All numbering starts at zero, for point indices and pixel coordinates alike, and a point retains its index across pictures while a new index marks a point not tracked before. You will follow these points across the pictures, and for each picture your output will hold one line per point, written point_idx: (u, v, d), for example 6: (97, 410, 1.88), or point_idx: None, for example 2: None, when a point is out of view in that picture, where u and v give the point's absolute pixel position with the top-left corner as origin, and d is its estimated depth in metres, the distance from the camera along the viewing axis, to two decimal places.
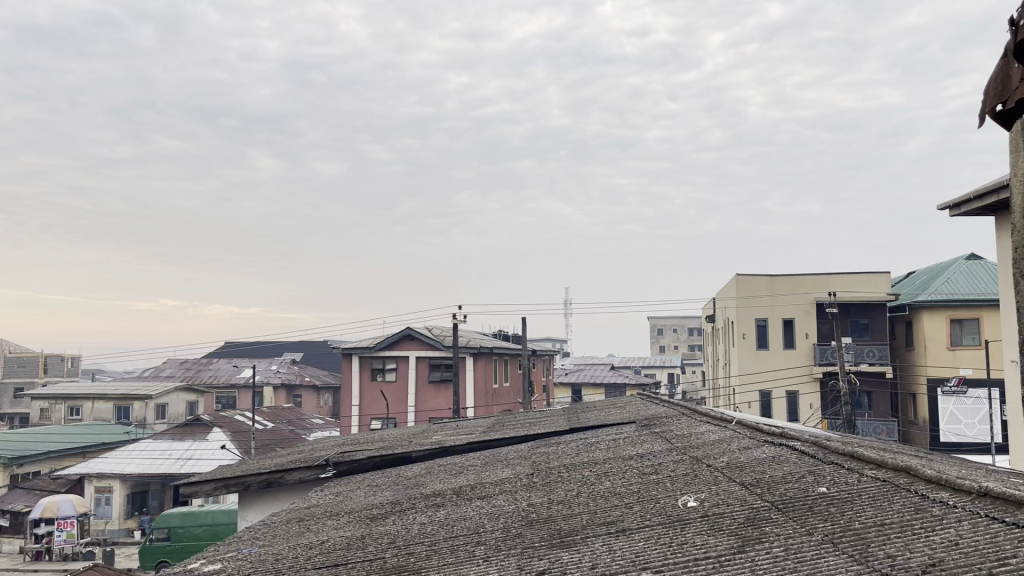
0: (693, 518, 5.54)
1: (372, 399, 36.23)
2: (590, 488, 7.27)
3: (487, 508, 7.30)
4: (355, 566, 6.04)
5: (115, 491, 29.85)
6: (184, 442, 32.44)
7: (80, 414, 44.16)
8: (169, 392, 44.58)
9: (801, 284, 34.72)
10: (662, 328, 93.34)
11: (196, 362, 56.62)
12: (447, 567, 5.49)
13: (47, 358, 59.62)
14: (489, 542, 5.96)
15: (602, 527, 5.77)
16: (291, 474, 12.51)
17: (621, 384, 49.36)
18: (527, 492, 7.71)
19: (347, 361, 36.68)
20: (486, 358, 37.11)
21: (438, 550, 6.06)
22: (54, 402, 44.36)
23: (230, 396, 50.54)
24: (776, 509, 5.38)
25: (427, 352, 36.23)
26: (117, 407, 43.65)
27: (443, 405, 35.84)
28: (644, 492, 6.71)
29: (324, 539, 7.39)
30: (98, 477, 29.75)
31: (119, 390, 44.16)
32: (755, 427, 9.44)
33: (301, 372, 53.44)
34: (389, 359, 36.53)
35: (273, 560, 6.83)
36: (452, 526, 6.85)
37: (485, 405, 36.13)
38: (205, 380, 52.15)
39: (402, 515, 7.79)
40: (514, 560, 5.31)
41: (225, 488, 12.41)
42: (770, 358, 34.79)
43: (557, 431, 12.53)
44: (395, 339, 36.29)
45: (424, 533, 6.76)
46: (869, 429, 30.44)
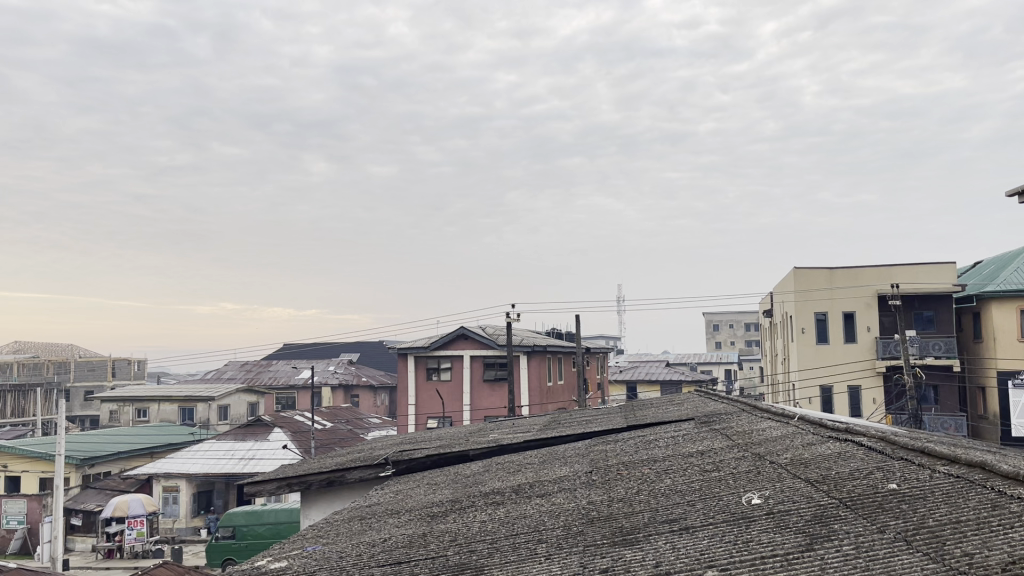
0: (758, 515, 5.46)
1: (428, 398, 36.56)
2: (651, 486, 7.22)
3: (548, 506, 7.30)
4: (418, 564, 6.10)
5: (182, 490, 30.69)
6: (246, 442, 33.18)
7: (147, 416, 45.53)
8: (232, 393, 45.69)
9: (862, 275, 33.93)
10: (717, 323, 92.47)
11: (256, 363, 57.95)
12: (511, 565, 5.49)
13: (115, 362, 61.83)
14: (551, 540, 5.96)
15: (665, 526, 5.69)
16: (352, 473, 12.69)
17: (677, 380, 48.87)
18: (588, 490, 7.66)
19: (403, 361, 37.04)
20: (540, 356, 37.12)
21: (500, 548, 6.07)
22: (122, 405, 45.79)
23: (289, 397, 51.49)
24: (844, 506, 5.27)
25: (481, 352, 36.40)
26: (182, 408, 44.90)
27: (499, 403, 35.99)
28: (706, 489, 6.65)
29: (387, 536, 7.50)
30: (166, 477, 30.64)
31: (183, 392, 45.45)
32: (819, 423, 9.23)
33: (358, 373, 54.20)
34: (444, 359, 36.79)
35: (338, 557, 6.96)
36: (512, 524, 6.85)
37: (539, 403, 36.17)
38: (265, 381, 53.30)
39: (464, 513, 7.87)
40: (579, 558, 5.29)
41: (288, 487, 12.62)
42: (830, 352, 34.08)
43: (614, 429, 12.45)
44: (449, 338, 36.48)
45: (486, 531, 6.78)
46: (936, 424, 29.66)
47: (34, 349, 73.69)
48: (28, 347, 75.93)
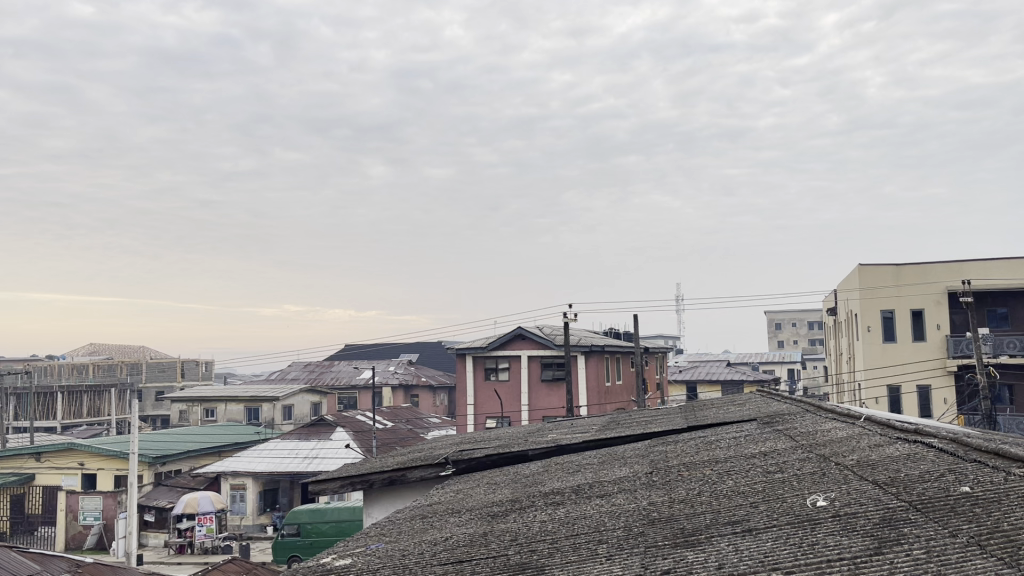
0: (824, 517, 5.37)
1: (486, 398, 36.77)
2: (713, 487, 7.14)
3: (608, 507, 7.27)
4: (479, 563, 6.15)
5: (248, 488, 31.47)
6: (310, 441, 33.87)
7: (215, 415, 46.82)
8: (295, 393, 46.68)
9: (931, 272, 32.86)
10: (780, 322, 90.84)
11: (318, 363, 59.04)
12: (572, 565, 5.50)
13: (184, 364, 63.73)
14: (611, 541, 5.94)
15: (728, 527, 5.64)
16: (413, 472, 12.85)
17: (738, 380, 48.13)
18: (648, 491, 7.63)
19: (462, 361, 37.27)
20: (598, 356, 36.99)
21: (561, 547, 6.09)
22: (191, 405, 47.21)
23: (351, 397, 52.35)
24: (914, 509, 5.14)
25: (539, 351, 36.42)
26: (248, 408, 46.03)
27: (556, 403, 35.96)
28: (769, 491, 6.55)
29: (448, 535, 7.59)
30: (234, 475, 31.47)
31: (249, 392, 46.59)
32: (887, 424, 9.00)
33: (418, 373, 54.80)
34: (501, 359, 36.93)
35: (401, 555, 7.06)
36: (572, 524, 6.86)
37: (598, 403, 36.04)
38: (327, 381, 54.28)
39: (524, 512, 7.89)
40: (639, 558, 5.29)
41: (352, 485, 12.85)
42: (898, 351, 33.26)
43: (674, 429, 12.37)
44: (507, 338, 36.57)
45: (546, 531, 6.80)
46: (1011, 425, 28.65)
47: (108, 351, 76.35)
48: (103, 349, 78.75)
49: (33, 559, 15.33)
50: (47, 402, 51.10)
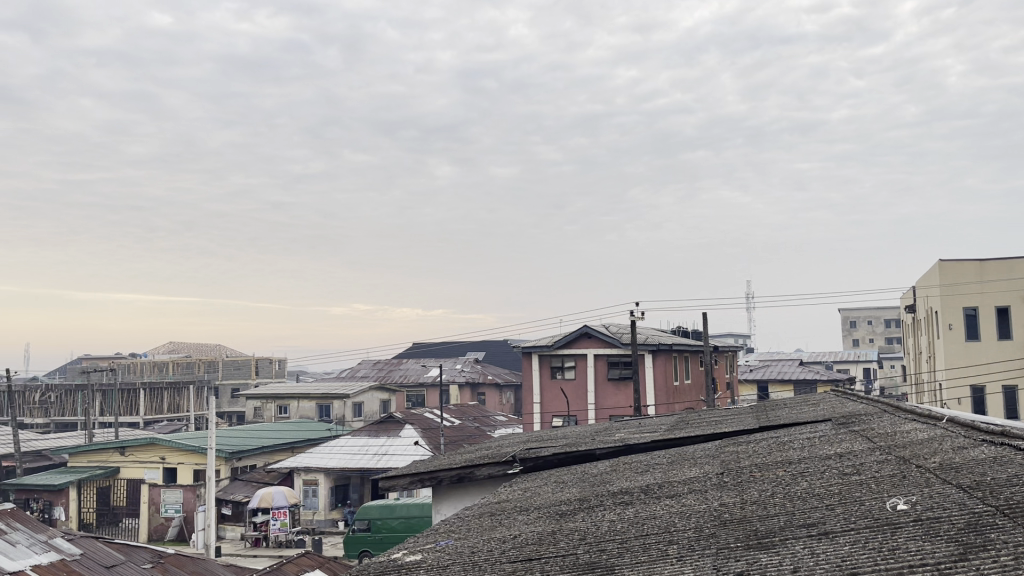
0: (904, 521, 5.19)
1: (553, 397, 36.74)
2: (787, 489, 6.99)
3: (678, 507, 7.18)
4: (548, 561, 6.14)
5: (320, 483, 32.12)
6: (379, 438, 34.42)
7: (288, 412, 47.97)
8: (365, 390, 47.55)
9: (1017, 267, 31.50)
10: (855, 320, 88.29)
11: (387, 361, 59.95)
12: (642, 565, 5.45)
13: (259, 362, 65.49)
14: (682, 541, 5.87)
15: (803, 530, 5.51)
16: (481, 470, 12.88)
17: (811, 380, 46.99)
18: (719, 492, 7.51)
19: (528, 359, 37.33)
20: (666, 355, 36.60)
21: (631, 547, 6.05)
22: (265, 402, 48.50)
23: (419, 394, 52.93)
24: (1001, 514, 4.93)
25: (605, 350, 36.21)
26: (319, 405, 47.05)
27: (624, 402, 35.70)
28: (846, 493, 6.38)
29: (516, 532, 7.60)
30: (306, 470, 32.17)
31: (321, 389, 47.61)
32: (970, 425, 8.66)
33: (484, 371, 55.13)
34: (568, 358, 36.84)
35: (470, 552, 7.10)
36: (641, 524, 6.80)
37: (666, 403, 35.67)
38: (396, 379, 55.08)
39: (592, 512, 7.86)
40: (710, 559, 5.22)
41: (420, 481, 13.01)
42: (981, 349, 32.00)
43: (745, 429, 12.15)
44: (573, 337, 36.46)
45: (615, 530, 6.76)
46: None
47: (187, 349, 78.97)
48: (182, 347, 81.48)
49: (118, 549, 15.96)
50: (130, 398, 53.18)
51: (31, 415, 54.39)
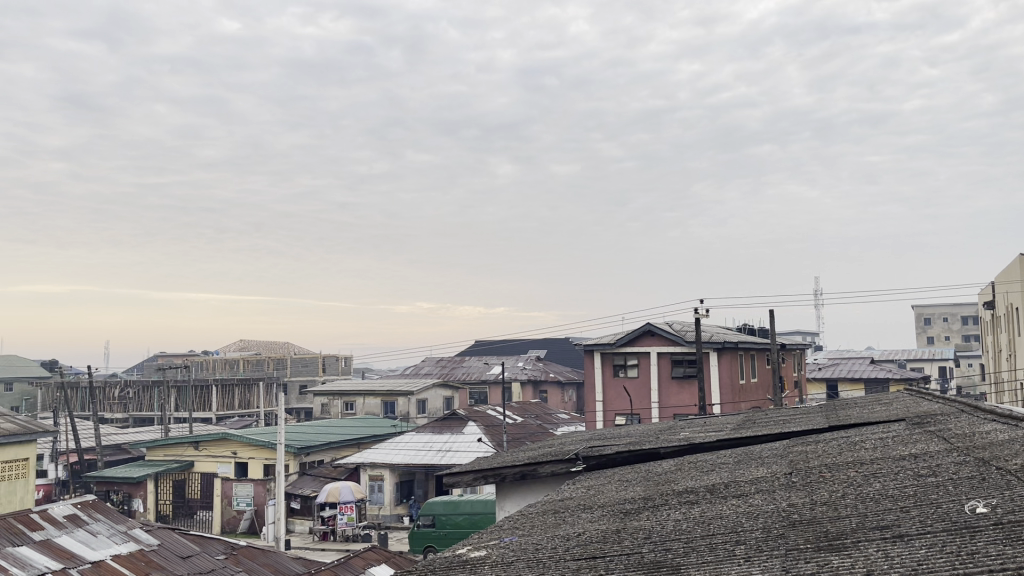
0: (984, 524, 5.02)
1: (616, 395, 36.53)
2: (859, 489, 6.82)
3: (744, 508, 7.07)
4: (613, 559, 6.14)
5: (386, 479, 32.59)
6: (443, 435, 34.77)
7: (354, 409, 48.80)
8: (428, 388, 48.18)
9: None
10: (929, 317, 85.36)
11: (451, 359, 60.45)
12: (708, 565, 5.40)
13: (325, 359, 66.81)
14: (750, 542, 5.79)
15: (876, 532, 5.37)
16: (544, 467, 12.87)
17: (883, 379, 45.67)
18: (787, 492, 7.36)
19: (590, 357, 37.18)
20: (732, 353, 36.00)
21: (696, 546, 6.00)
22: (332, 398, 49.50)
23: (482, 391, 53.29)
24: None
25: (669, 348, 35.77)
26: (384, 402, 47.75)
27: (688, 401, 35.24)
28: (921, 494, 6.20)
29: (580, 531, 7.59)
30: (372, 466, 32.71)
31: (386, 386, 48.31)
32: None
33: (546, 368, 55.11)
34: (630, 356, 36.60)
35: (534, 549, 7.12)
36: (708, 524, 6.71)
37: (732, 402, 35.08)
38: (459, 376, 55.54)
39: (657, 511, 7.79)
40: (780, 561, 5.13)
41: (483, 478, 13.13)
42: None
43: (815, 429, 11.85)
44: (636, 334, 36.12)
45: (680, 530, 6.71)
46: None
47: (257, 347, 81.04)
48: (253, 344, 83.70)
49: (194, 540, 16.48)
50: (204, 394, 54.87)
51: (111, 410, 56.61)
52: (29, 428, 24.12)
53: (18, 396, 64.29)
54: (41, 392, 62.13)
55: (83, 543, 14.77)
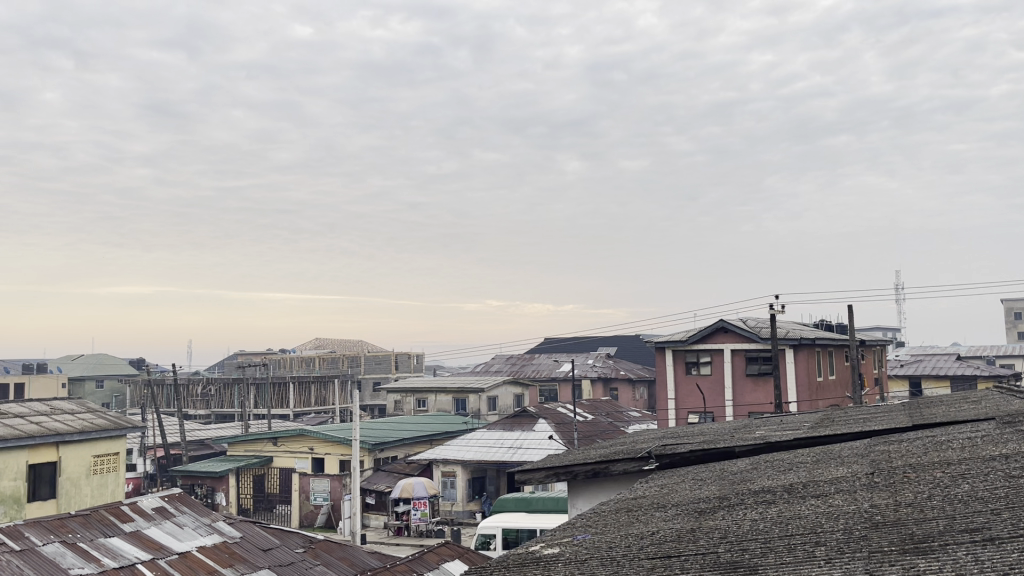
0: None
1: (689, 392, 36.07)
2: (947, 491, 6.58)
3: (824, 508, 6.91)
4: (687, 558, 6.08)
5: (458, 475, 32.89)
6: (514, 432, 34.91)
7: (426, 406, 49.44)
8: (499, 384, 48.49)
9: None
10: (1020, 311, 81.73)
11: (521, 356, 60.61)
12: (787, 566, 5.31)
13: (398, 357, 67.79)
14: (831, 543, 5.66)
15: (965, 535, 5.17)
16: (616, 466, 12.80)
17: (970, 376, 43.92)
18: (869, 493, 7.15)
19: (662, 354, 36.84)
20: (809, 349, 35.14)
21: (774, 547, 5.89)
22: (405, 395, 50.20)
23: (552, 389, 53.27)
24: None
25: (743, 345, 35.12)
26: (455, 399, 48.24)
27: (764, 399, 34.56)
28: (1014, 496, 5.94)
29: (654, 530, 7.51)
30: (445, 462, 33.06)
31: (457, 383, 48.80)
32: None
33: (617, 366, 54.78)
34: (703, 353, 36.08)
35: (608, 547, 7.09)
36: (786, 524, 6.58)
37: (810, 400, 34.26)
38: (529, 373, 55.65)
39: (733, 510, 7.67)
40: (862, 563, 5.00)
41: (555, 476, 13.14)
42: None
43: (897, 429, 11.43)
44: (708, 331, 35.59)
45: (757, 530, 6.59)
46: None
47: (332, 345, 82.83)
48: (327, 342, 85.57)
49: (274, 533, 16.93)
50: (282, 391, 56.30)
51: (194, 407, 58.65)
52: (120, 423, 25.19)
53: (108, 393, 67.19)
54: (129, 388, 64.86)
55: (170, 535, 15.35)
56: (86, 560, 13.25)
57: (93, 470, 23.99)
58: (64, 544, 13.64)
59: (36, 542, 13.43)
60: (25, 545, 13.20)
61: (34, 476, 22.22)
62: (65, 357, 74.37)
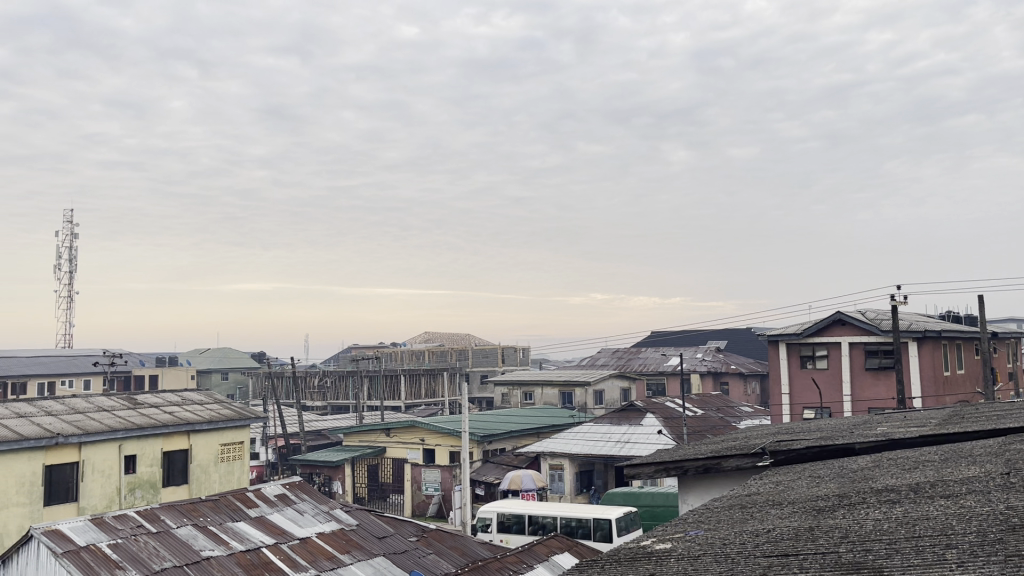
0: None
1: (804, 387, 34.91)
2: None
3: (955, 509, 6.56)
4: (806, 558, 5.88)
5: (566, 469, 32.96)
6: (622, 426, 34.69)
7: (533, 399, 49.74)
8: (606, 378, 48.26)
9: None
10: None
11: (627, 350, 60.05)
12: (915, 568, 5.07)
13: (504, 350, 68.37)
14: (963, 545, 5.38)
15: None
16: (728, 461, 12.54)
17: None
18: (1005, 494, 6.73)
19: (774, 348, 35.81)
20: (935, 343, 33.35)
21: (901, 548, 5.64)
22: (512, 388, 50.64)
23: (660, 383, 52.61)
24: None
25: (862, 338, 33.67)
26: (562, 392, 48.38)
27: (885, 394, 33.02)
28: None
29: (770, 527, 7.33)
30: (552, 455, 33.20)
31: (563, 377, 48.88)
32: None
33: (727, 360, 53.56)
34: (819, 346, 34.80)
35: (721, 544, 6.97)
36: (913, 525, 6.29)
37: (936, 396, 32.52)
38: (636, 367, 55.12)
39: (854, 509, 7.38)
40: (998, 568, 4.72)
41: (665, 471, 12.98)
42: None
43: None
44: (825, 323, 34.29)
45: (882, 529, 6.34)
46: None
47: (440, 339, 84.40)
48: (436, 336, 87.21)
49: (388, 522, 17.44)
50: (393, 384, 57.87)
51: (311, 398, 61.02)
52: (244, 413, 26.41)
53: (232, 384, 70.79)
54: (252, 380, 68.12)
55: (291, 521, 16.07)
56: (215, 542, 14.02)
57: (221, 457, 25.32)
58: (195, 527, 14.49)
59: (171, 525, 14.32)
60: (161, 527, 14.12)
61: (168, 463, 23.74)
62: (192, 350, 78.75)
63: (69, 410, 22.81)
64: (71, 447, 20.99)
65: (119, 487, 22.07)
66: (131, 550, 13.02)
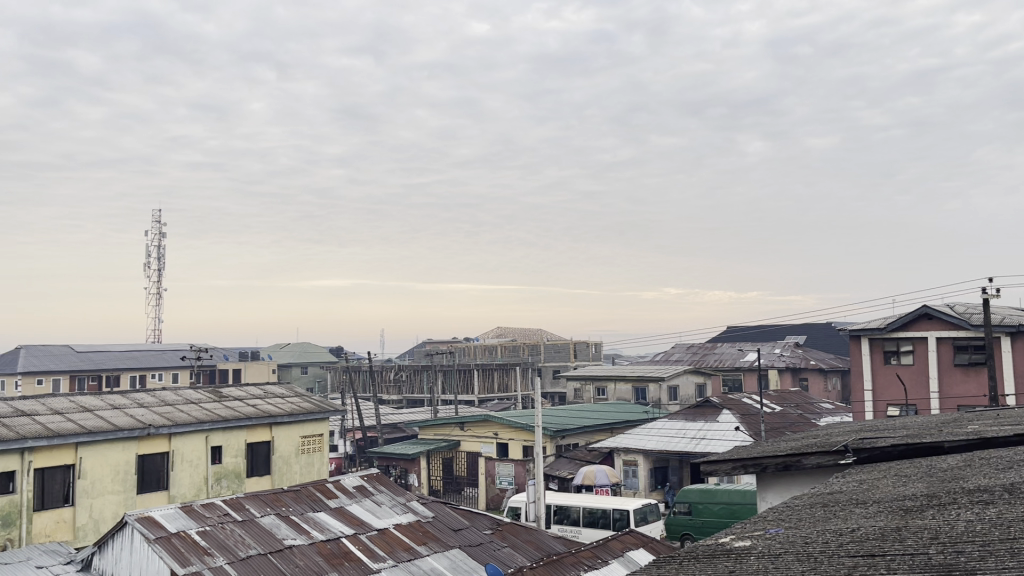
0: None
1: (888, 383, 33.81)
2: None
3: None
4: (894, 558, 5.72)
5: (640, 465, 32.74)
6: (697, 422, 34.25)
7: (606, 394, 49.50)
8: (680, 374, 47.70)
9: None
10: None
11: (702, 345, 59.18)
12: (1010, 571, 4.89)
13: (576, 345, 68.21)
14: None
15: None
16: (809, 458, 12.23)
17: None
18: None
19: (856, 343, 34.77)
20: None
21: (996, 550, 5.43)
22: (585, 383, 50.53)
23: (736, 379, 51.72)
24: None
25: (950, 333, 32.38)
26: (635, 387, 48.01)
27: (976, 391, 31.69)
28: None
29: (855, 526, 7.14)
30: (626, 451, 33.07)
31: (637, 372, 48.48)
32: None
33: (806, 355, 52.24)
34: (904, 342, 33.64)
35: (803, 543, 6.83)
36: (1008, 526, 6.05)
37: None
38: (711, 363, 54.28)
39: (944, 509, 7.12)
40: None
41: (743, 468, 12.76)
42: None
43: None
44: (910, 317, 33.12)
45: (974, 530, 6.12)
46: None
47: (513, 334, 84.71)
48: (509, 331, 87.57)
49: (464, 514, 17.62)
50: (467, 378, 58.45)
51: (387, 392, 62.10)
52: (323, 406, 26.98)
53: (312, 378, 72.61)
54: (330, 374, 69.75)
55: (370, 512, 16.41)
56: (298, 531, 14.45)
57: (301, 449, 26.01)
58: (279, 516, 14.94)
59: (256, 513, 14.81)
60: (246, 516, 14.62)
61: (252, 455, 24.50)
62: (273, 345, 81.07)
63: (159, 402, 23.75)
64: (162, 438, 21.90)
65: (206, 477, 22.91)
66: (218, 538, 13.52)
